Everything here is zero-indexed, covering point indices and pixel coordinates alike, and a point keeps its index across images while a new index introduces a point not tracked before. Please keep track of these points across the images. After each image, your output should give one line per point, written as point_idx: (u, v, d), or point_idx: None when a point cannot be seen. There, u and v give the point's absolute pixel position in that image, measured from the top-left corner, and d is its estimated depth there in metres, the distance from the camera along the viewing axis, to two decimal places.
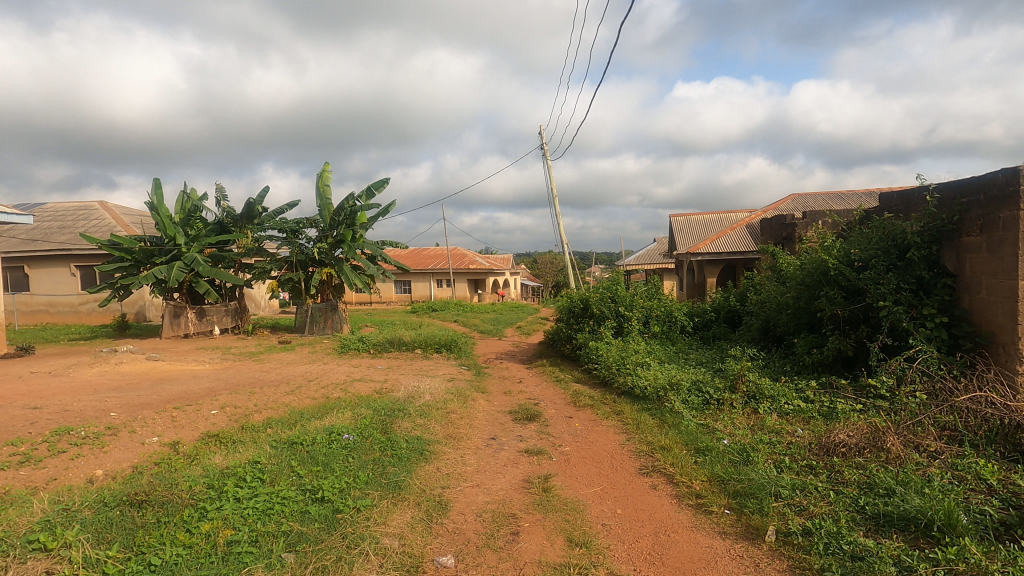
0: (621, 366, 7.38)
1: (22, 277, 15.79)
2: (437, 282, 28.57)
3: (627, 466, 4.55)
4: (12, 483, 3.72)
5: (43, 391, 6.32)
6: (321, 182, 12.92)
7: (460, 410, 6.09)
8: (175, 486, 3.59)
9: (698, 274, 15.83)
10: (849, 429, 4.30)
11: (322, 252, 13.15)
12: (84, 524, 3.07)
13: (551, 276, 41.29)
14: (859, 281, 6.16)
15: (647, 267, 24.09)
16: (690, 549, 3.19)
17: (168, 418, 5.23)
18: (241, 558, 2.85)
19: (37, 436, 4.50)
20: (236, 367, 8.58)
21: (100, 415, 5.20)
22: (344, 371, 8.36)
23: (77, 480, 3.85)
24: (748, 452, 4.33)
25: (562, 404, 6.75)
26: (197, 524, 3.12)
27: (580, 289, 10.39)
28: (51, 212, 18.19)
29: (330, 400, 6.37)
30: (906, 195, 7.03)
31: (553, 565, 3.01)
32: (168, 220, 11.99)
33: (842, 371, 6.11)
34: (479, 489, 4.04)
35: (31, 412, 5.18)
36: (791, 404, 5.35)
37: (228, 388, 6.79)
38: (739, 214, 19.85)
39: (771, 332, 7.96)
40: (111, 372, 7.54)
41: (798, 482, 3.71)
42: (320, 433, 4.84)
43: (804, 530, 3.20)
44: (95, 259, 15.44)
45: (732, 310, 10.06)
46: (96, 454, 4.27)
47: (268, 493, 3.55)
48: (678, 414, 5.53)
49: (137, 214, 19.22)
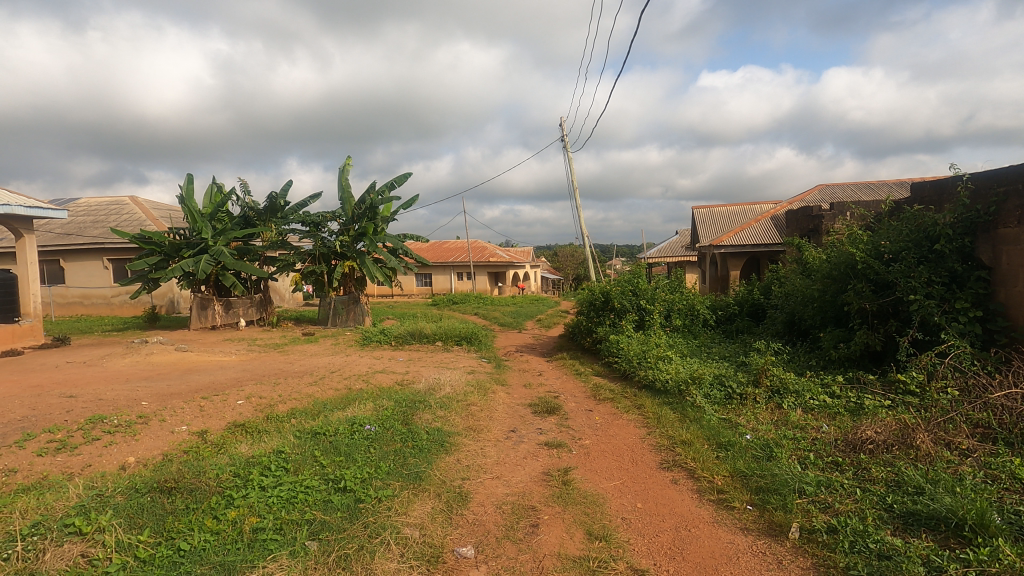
0: (642, 359, 7.34)
1: (58, 270, 16.32)
2: (457, 275, 28.75)
3: (648, 460, 4.52)
4: (50, 469, 3.87)
5: (78, 380, 6.54)
6: (343, 176, 13.04)
7: (480, 403, 6.12)
8: (203, 474, 3.68)
9: (722, 267, 15.60)
10: (877, 426, 4.20)
11: (344, 245, 13.30)
12: (117, 509, 3.17)
13: (571, 270, 41.08)
14: (888, 273, 5.99)
15: (669, 259, 23.92)
16: (712, 544, 3.17)
17: (197, 407, 5.36)
18: (266, 545, 2.91)
19: (72, 424, 4.65)
20: (262, 359, 8.76)
21: (132, 404, 5.36)
22: (366, 362, 8.46)
23: (110, 467, 3.98)
24: (771, 447, 4.27)
25: (582, 397, 6.74)
26: (224, 511, 3.20)
27: (600, 282, 10.29)
28: (84, 207, 18.73)
29: (353, 391, 6.47)
30: (939, 185, 6.82)
31: (573, 558, 3.02)
32: (196, 213, 12.26)
33: (870, 366, 5.96)
34: (500, 480, 4.06)
35: (67, 400, 5.36)
36: (817, 399, 5.25)
37: (253, 378, 6.94)
38: (763, 205, 19.52)
39: (796, 326, 7.80)
40: (142, 362, 7.76)
41: (824, 479, 3.65)
42: (342, 424, 4.92)
43: (829, 527, 3.15)
44: (126, 252, 15.86)
45: (756, 303, 9.88)
46: (129, 442, 4.41)
47: (292, 482, 3.62)
48: (700, 408, 5.48)
49: (165, 208, 19.65)
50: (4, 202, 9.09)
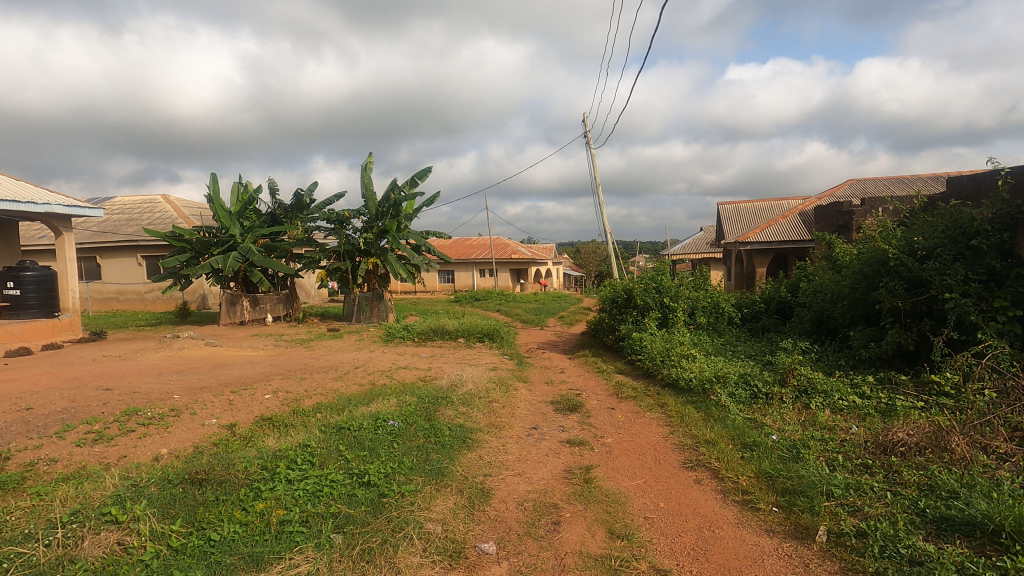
0: (665, 358, 7.26)
1: (95, 266, 16.86)
2: (479, 271, 28.84)
3: (671, 459, 4.48)
4: (87, 459, 4.01)
5: (114, 373, 6.76)
6: (366, 174, 13.18)
7: (502, 399, 6.14)
8: (232, 466, 3.78)
9: (748, 264, 15.34)
10: (909, 428, 4.09)
11: (368, 242, 13.47)
12: (151, 499, 3.28)
13: (593, 266, 40.75)
14: (922, 271, 5.82)
15: (693, 257, 23.63)
16: (736, 546, 3.13)
17: (226, 401, 5.50)
18: (293, 537, 2.98)
19: (109, 415, 4.81)
20: (288, 354, 8.94)
21: (164, 397, 5.52)
22: (389, 358, 8.56)
23: (144, 458, 4.11)
24: (798, 448, 4.19)
25: (604, 395, 6.70)
26: (252, 503, 3.27)
27: (623, 278, 10.20)
28: (119, 206, 19.33)
29: (377, 386, 6.57)
30: (978, 179, 6.60)
31: (594, 556, 3.01)
32: (224, 211, 12.53)
33: (902, 366, 5.80)
34: (521, 477, 4.07)
35: (104, 393, 5.55)
36: (846, 400, 5.13)
37: (280, 373, 7.09)
38: (791, 201, 19.14)
39: (825, 324, 7.61)
40: (174, 357, 7.99)
41: (853, 481, 3.57)
42: (366, 419, 4.99)
43: (858, 531, 3.08)
44: (159, 250, 16.32)
45: (783, 301, 9.67)
46: (162, 434, 4.54)
47: (318, 475, 3.69)
48: (724, 407, 5.40)
49: (196, 207, 20.15)
50: (45, 202, 9.42)
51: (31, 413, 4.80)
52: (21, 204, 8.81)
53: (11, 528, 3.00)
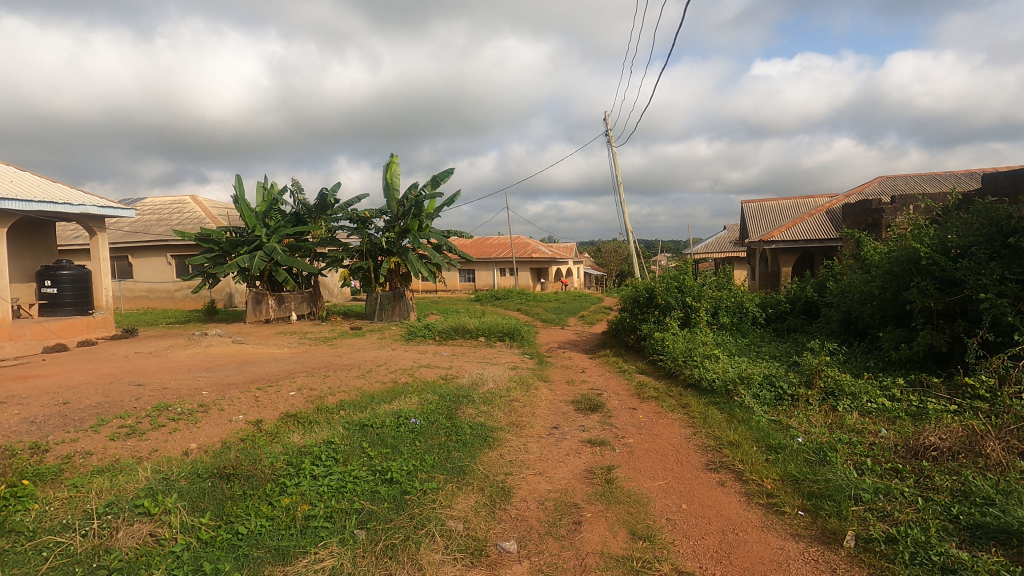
0: (687, 358, 7.18)
1: (127, 266, 17.34)
2: (500, 271, 28.89)
3: (693, 460, 4.44)
4: (121, 452, 4.14)
5: (146, 370, 6.96)
6: (388, 174, 13.31)
7: (523, 398, 6.16)
8: (259, 462, 3.85)
9: (773, 263, 15.07)
10: (941, 432, 3.98)
11: (390, 241, 13.60)
12: (182, 493, 3.37)
13: (614, 265, 40.50)
14: (956, 271, 5.66)
15: (717, 256, 23.32)
16: (760, 550, 3.08)
17: (253, 398, 5.61)
18: (318, 532, 3.03)
19: (141, 410, 4.95)
20: (313, 352, 9.08)
21: (193, 393, 5.66)
22: (411, 357, 8.64)
23: (174, 452, 4.22)
24: (825, 451, 4.10)
25: (625, 395, 6.66)
26: (278, 498, 3.34)
27: (644, 278, 10.13)
28: (149, 207, 19.85)
29: (399, 384, 6.63)
30: (1015, 175, 6.40)
31: (616, 557, 3.00)
32: (250, 212, 12.77)
33: (934, 369, 5.65)
34: (542, 476, 4.08)
35: (136, 388, 5.71)
36: (875, 402, 5.02)
37: (305, 371, 7.20)
38: (818, 198, 18.75)
39: (853, 325, 7.43)
40: (203, 354, 8.18)
41: (882, 486, 3.49)
42: (389, 416, 5.04)
43: (888, 536, 3.02)
44: (188, 249, 16.72)
45: (810, 300, 9.47)
46: (191, 429, 4.66)
47: (341, 472, 3.74)
48: (749, 409, 5.32)
49: (223, 207, 20.58)
50: (80, 202, 9.74)
51: (68, 407, 4.96)
52: (58, 205, 9.12)
53: (50, 518, 3.12)
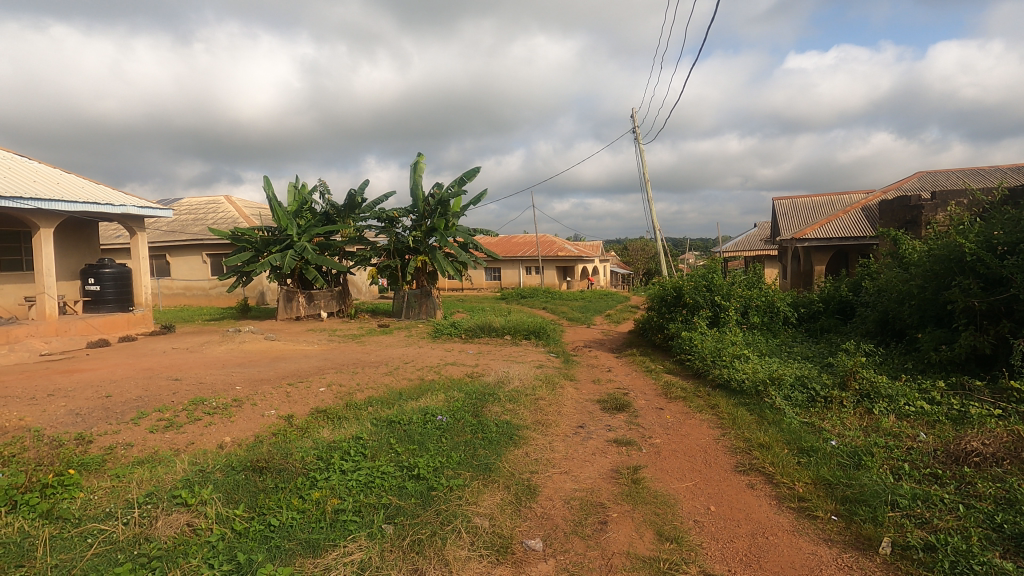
0: (716, 358, 7.07)
1: (164, 264, 17.90)
2: (526, 269, 28.88)
3: (722, 462, 4.37)
4: (159, 444, 4.28)
5: (183, 365, 7.20)
6: (415, 173, 13.43)
7: (548, 397, 6.15)
8: (290, 456, 3.94)
9: (806, 262, 14.69)
10: (984, 437, 3.83)
11: (417, 240, 13.74)
12: (217, 485, 3.47)
13: (641, 263, 40.00)
14: (1002, 269, 5.42)
15: (747, 255, 22.86)
16: (792, 554, 3.02)
17: (284, 393, 5.74)
18: (346, 526, 3.09)
19: (178, 404, 5.12)
20: (341, 349, 9.24)
21: (227, 388, 5.83)
22: (438, 354, 8.72)
23: (210, 445, 4.35)
24: (860, 455, 3.99)
25: (652, 395, 6.59)
26: (308, 492, 3.41)
27: (672, 276, 9.99)
28: (185, 207, 20.45)
29: (425, 381, 6.70)
30: None
31: (642, 558, 2.98)
32: (282, 212, 13.06)
33: (977, 371, 5.44)
34: (568, 475, 4.07)
35: (173, 382, 5.92)
36: (913, 405, 4.86)
37: (334, 367, 7.34)
38: (853, 195, 18.20)
39: (890, 325, 7.19)
40: (237, 350, 8.41)
41: (920, 491, 3.38)
42: (416, 413, 5.10)
43: (926, 544, 2.93)
44: (222, 248, 17.19)
45: (844, 300, 9.18)
46: (226, 423, 4.80)
47: (370, 467, 3.80)
48: (780, 410, 5.21)
49: (255, 207, 21.08)
50: (121, 202, 10.09)
51: (110, 399, 5.17)
52: (100, 205, 9.48)
53: (94, 506, 3.26)
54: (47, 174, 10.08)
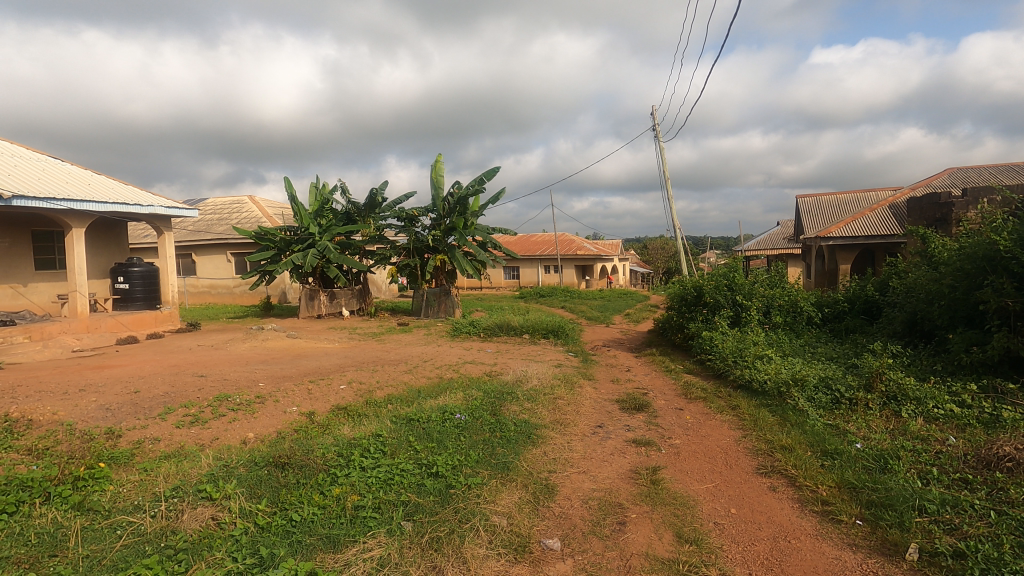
0: (737, 358, 6.98)
1: (190, 263, 18.29)
2: (545, 268, 28.86)
3: (743, 464, 4.31)
4: (185, 439, 4.39)
5: (208, 361, 7.36)
6: (434, 173, 13.51)
7: (567, 397, 6.13)
8: (312, 452, 4.00)
9: (830, 261, 14.39)
10: (1017, 441, 3.72)
11: (436, 239, 13.83)
12: (240, 480, 3.54)
13: (661, 262, 39.68)
14: None
15: (769, 254, 22.52)
16: (814, 559, 2.97)
17: (306, 390, 5.83)
18: (366, 522, 3.12)
19: (204, 400, 5.23)
20: (361, 346, 9.35)
21: (251, 384, 5.95)
22: (456, 353, 8.77)
23: (234, 441, 4.44)
24: (886, 459, 3.91)
25: (672, 395, 6.54)
26: (329, 488, 3.46)
27: (692, 276, 9.90)
28: (210, 207, 20.87)
29: (444, 379, 6.75)
30: None
31: (661, 559, 2.96)
32: (304, 211, 13.25)
33: (1010, 374, 5.27)
34: (586, 475, 4.05)
35: (199, 379, 6.05)
36: (942, 408, 4.74)
37: (355, 365, 7.44)
38: (880, 192, 17.79)
39: (918, 326, 7.00)
40: (260, 347, 8.56)
41: (949, 497, 3.29)
42: (435, 411, 5.14)
43: (955, 551, 2.85)
44: (246, 247, 17.51)
45: (870, 300, 8.97)
46: (249, 419, 4.90)
47: (389, 464, 3.84)
48: (803, 412, 5.12)
49: (278, 206, 21.41)
50: (148, 203, 10.34)
51: (138, 395, 5.30)
52: (129, 206, 9.72)
53: (123, 499, 3.35)
54: (79, 176, 10.38)
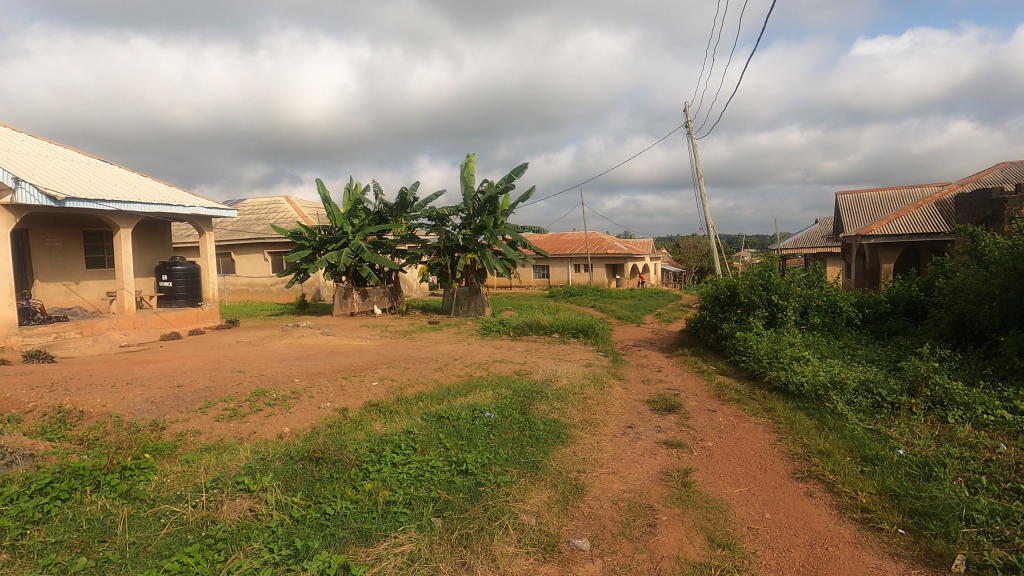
0: (773, 359, 6.81)
1: (229, 261, 18.86)
2: (575, 266, 28.73)
3: (778, 468, 4.21)
4: (224, 432, 4.54)
5: (247, 357, 7.60)
6: (464, 172, 13.60)
7: (597, 397, 6.08)
8: (345, 447, 4.08)
9: (872, 260, 13.88)
10: None
11: (466, 238, 13.91)
12: (276, 473, 3.64)
13: (693, 261, 39.03)
14: None
15: (807, 252, 21.90)
16: (853, 568, 2.88)
17: (338, 386, 5.95)
18: (397, 517, 3.17)
19: (242, 395, 5.40)
20: (393, 344, 9.48)
21: (287, 380, 6.11)
22: (486, 351, 8.81)
23: (270, 435, 4.57)
24: (931, 466, 3.76)
25: (704, 396, 6.43)
26: (361, 483, 3.52)
27: (726, 275, 9.70)
28: (248, 207, 21.49)
29: (474, 378, 6.80)
30: None
31: (692, 563, 2.91)
32: (337, 211, 13.51)
33: None
34: (616, 476, 4.02)
35: (238, 374, 6.24)
36: (992, 414, 4.52)
37: (386, 362, 7.56)
38: (926, 188, 17.07)
39: (967, 328, 6.69)
40: (295, 344, 8.78)
41: (999, 507, 3.14)
42: (464, 409, 5.18)
43: (1006, 564, 2.72)
44: (282, 247, 17.97)
45: (915, 300, 8.63)
46: (285, 414, 5.03)
47: (419, 461, 3.89)
48: (841, 416, 4.97)
49: (312, 207, 21.89)
50: (190, 204, 10.72)
51: (180, 389, 5.50)
52: (171, 207, 10.09)
53: (167, 489, 3.49)
54: (126, 178, 10.82)
